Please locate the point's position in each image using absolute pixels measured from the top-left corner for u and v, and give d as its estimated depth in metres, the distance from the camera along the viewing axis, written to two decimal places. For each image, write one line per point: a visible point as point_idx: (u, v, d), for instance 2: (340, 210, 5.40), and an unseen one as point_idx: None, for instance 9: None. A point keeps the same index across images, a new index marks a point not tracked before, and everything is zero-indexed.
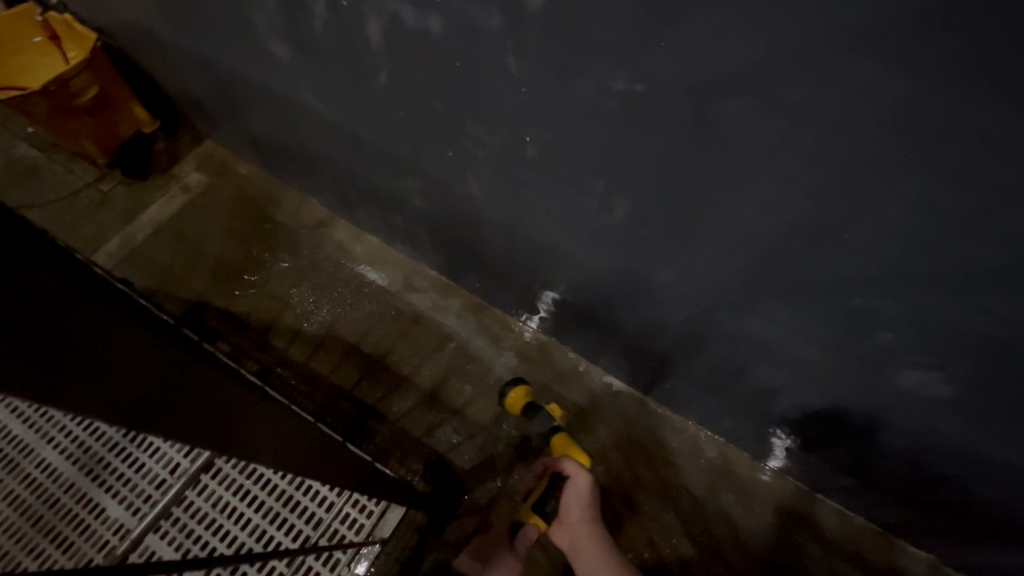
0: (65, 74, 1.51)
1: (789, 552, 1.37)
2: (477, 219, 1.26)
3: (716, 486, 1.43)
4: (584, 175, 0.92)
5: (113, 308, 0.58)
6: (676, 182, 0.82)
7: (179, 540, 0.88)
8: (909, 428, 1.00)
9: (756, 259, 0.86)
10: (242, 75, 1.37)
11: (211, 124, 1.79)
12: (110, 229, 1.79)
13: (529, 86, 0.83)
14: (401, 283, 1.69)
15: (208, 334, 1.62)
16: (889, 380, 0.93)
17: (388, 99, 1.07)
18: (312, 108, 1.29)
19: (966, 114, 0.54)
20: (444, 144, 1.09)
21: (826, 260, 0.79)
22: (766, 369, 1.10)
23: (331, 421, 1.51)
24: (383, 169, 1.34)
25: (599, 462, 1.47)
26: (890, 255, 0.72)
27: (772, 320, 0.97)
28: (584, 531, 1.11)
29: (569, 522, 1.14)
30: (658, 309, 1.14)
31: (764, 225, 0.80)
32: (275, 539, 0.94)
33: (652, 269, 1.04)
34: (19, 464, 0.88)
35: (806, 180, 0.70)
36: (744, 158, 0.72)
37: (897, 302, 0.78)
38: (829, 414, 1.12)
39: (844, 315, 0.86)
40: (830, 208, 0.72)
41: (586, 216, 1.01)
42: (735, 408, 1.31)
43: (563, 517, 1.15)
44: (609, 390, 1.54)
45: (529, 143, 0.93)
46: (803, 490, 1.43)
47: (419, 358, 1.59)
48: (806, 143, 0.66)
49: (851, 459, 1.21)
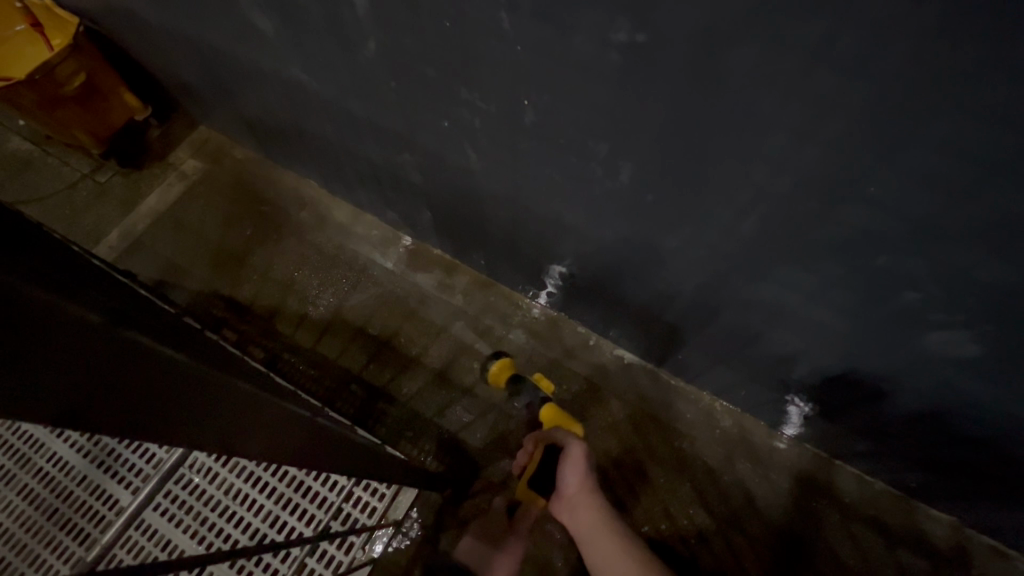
0: (48, 62, 1.47)
1: (807, 520, 1.36)
2: (478, 192, 1.22)
3: (731, 455, 1.42)
4: (586, 140, 0.87)
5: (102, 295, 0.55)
6: (683, 141, 0.77)
7: (195, 529, 0.90)
8: (933, 390, 0.97)
9: (771, 220, 0.81)
10: (228, 54, 1.32)
11: (203, 108, 1.75)
12: (109, 221, 1.78)
13: (523, 46, 0.77)
14: (405, 264, 1.66)
15: (212, 325, 1.61)
16: (911, 342, 0.89)
17: (377, 70, 1.02)
18: (302, 85, 1.25)
19: (1006, 47, 0.48)
20: (438, 114, 1.04)
21: (848, 218, 0.74)
22: (781, 335, 1.07)
23: (341, 405, 1.51)
24: (379, 146, 1.29)
25: (611, 436, 1.45)
26: (914, 211, 0.68)
27: (787, 285, 0.93)
28: (585, 503, 1.00)
29: (566, 495, 1.03)
30: (668, 278, 1.10)
31: (778, 184, 0.75)
32: (289, 525, 0.96)
33: (662, 237, 1.00)
34: (34, 460, 0.87)
35: (824, 133, 0.65)
36: (757, 112, 0.67)
37: (922, 260, 0.74)
38: (848, 380, 1.08)
39: (866, 276, 0.82)
40: (852, 162, 0.67)
41: (590, 183, 0.97)
42: (750, 376, 1.28)
43: (560, 490, 1.03)
44: (620, 363, 1.52)
45: (527, 107, 0.88)
46: (820, 456, 1.41)
47: (426, 339, 1.57)
48: (823, 91, 0.60)
49: (869, 424, 1.18)
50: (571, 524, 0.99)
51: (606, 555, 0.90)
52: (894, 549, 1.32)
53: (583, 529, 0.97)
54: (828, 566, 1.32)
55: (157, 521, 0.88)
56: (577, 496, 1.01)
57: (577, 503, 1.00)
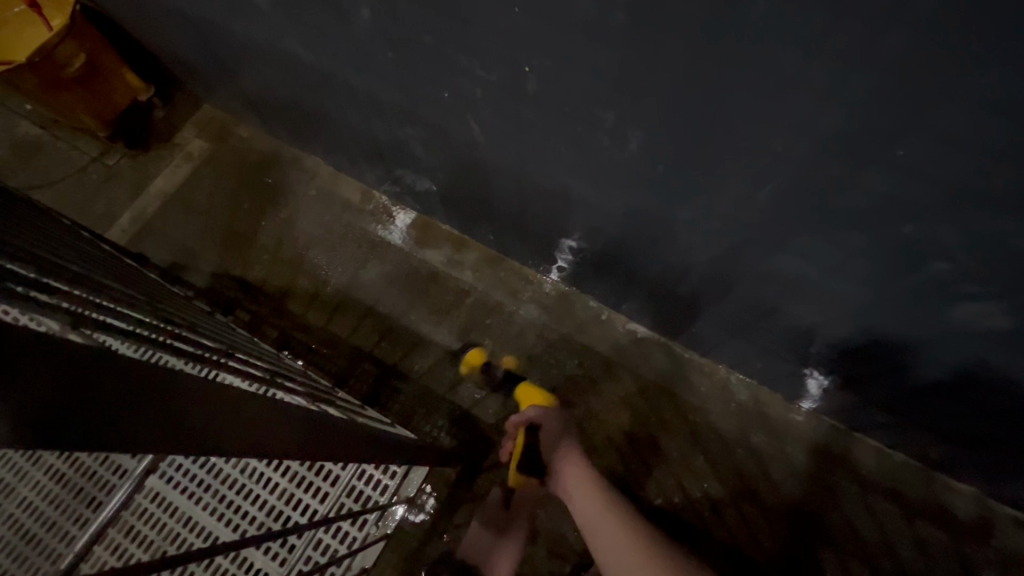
0: (48, 44, 1.45)
1: (824, 493, 1.34)
2: (483, 165, 1.18)
3: (747, 428, 1.40)
4: (592, 107, 0.83)
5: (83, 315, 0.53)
6: (695, 105, 0.72)
7: (215, 506, 0.98)
8: (960, 362, 0.93)
9: (790, 188, 0.77)
10: (224, 29, 1.28)
11: (205, 86, 1.72)
12: (120, 204, 1.79)
13: (521, 8, 0.73)
14: (413, 241, 1.64)
15: (225, 306, 1.63)
16: (937, 314, 0.85)
17: (373, 39, 0.98)
18: (300, 59, 1.21)
19: None
20: (438, 85, 1.01)
21: (876, 184, 0.69)
22: (799, 307, 1.03)
23: (354, 383, 1.53)
24: (380, 119, 1.26)
25: (624, 410, 1.44)
26: (944, 175, 0.63)
27: (805, 256, 0.89)
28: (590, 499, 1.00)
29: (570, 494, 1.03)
30: (681, 251, 1.07)
31: (800, 149, 0.70)
32: (304, 501, 1.01)
33: (673, 208, 0.95)
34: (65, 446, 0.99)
35: (848, 92, 0.60)
36: (777, 71, 0.61)
37: (952, 227, 0.69)
38: (870, 352, 1.05)
39: (893, 246, 0.77)
40: (882, 125, 0.61)
41: (598, 154, 0.93)
42: (766, 349, 1.25)
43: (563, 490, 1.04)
44: (633, 336, 1.50)
45: (529, 74, 0.84)
46: (839, 429, 1.38)
47: (436, 316, 1.56)
48: (849, 47, 0.55)
49: (890, 397, 1.15)
50: (574, 510, 1.00)
51: (611, 537, 0.91)
52: (913, 520, 1.30)
53: (586, 515, 0.98)
54: (843, 538, 1.31)
55: (175, 498, 0.98)
56: (578, 487, 1.03)
57: (578, 489, 1.02)
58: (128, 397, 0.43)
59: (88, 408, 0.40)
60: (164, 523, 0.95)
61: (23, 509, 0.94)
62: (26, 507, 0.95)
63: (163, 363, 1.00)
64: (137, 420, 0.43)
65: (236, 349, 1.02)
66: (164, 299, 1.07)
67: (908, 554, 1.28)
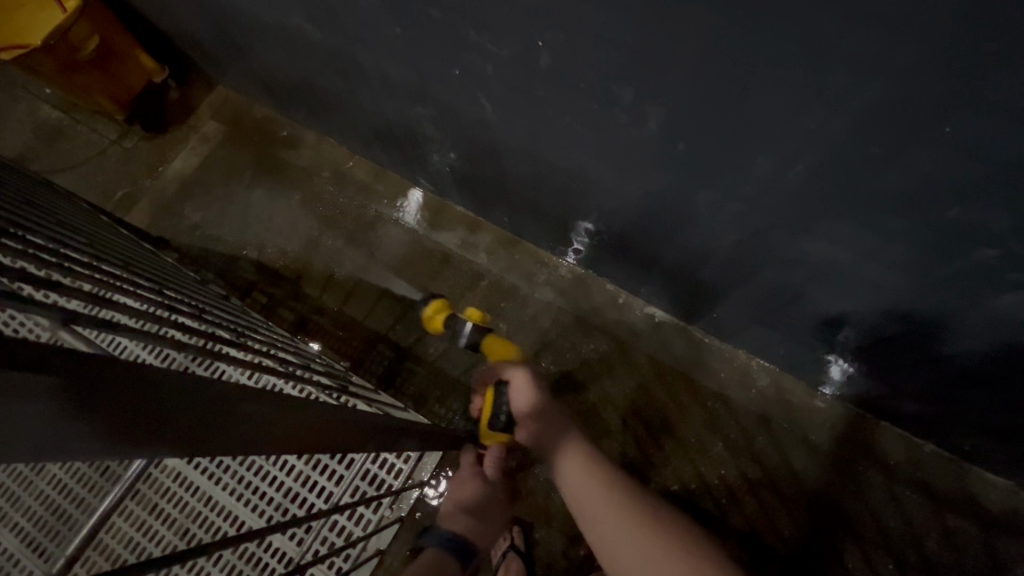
0: (63, 26, 1.44)
1: (848, 484, 1.31)
2: (497, 145, 1.15)
3: (767, 416, 1.37)
4: (608, 84, 0.78)
5: (96, 320, 0.52)
6: (720, 80, 0.67)
7: (233, 486, 1.00)
8: (1001, 354, 0.88)
9: (822, 169, 0.72)
10: (231, 7, 1.25)
11: (217, 67, 1.71)
12: (139, 187, 1.80)
13: None
14: (427, 223, 1.63)
15: (243, 290, 1.65)
16: (977, 303, 0.80)
17: (380, 15, 0.95)
18: (307, 35, 1.18)
19: None
20: (449, 62, 0.97)
21: (924, 165, 0.63)
22: (826, 294, 0.99)
23: (369, 365, 1.53)
24: (391, 98, 1.23)
25: (638, 396, 1.42)
26: (996, 155, 0.57)
27: (834, 242, 0.84)
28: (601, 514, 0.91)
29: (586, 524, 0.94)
30: (703, 235, 1.03)
31: (834, 126, 0.64)
32: (320, 484, 1.02)
33: (694, 190, 0.91)
34: None
35: (885, 71, 0.55)
36: (812, 40, 0.55)
37: (1000, 212, 0.64)
38: (901, 341, 1.00)
39: (935, 230, 0.71)
40: (927, 102, 0.56)
41: (613, 134, 0.89)
42: (790, 336, 1.20)
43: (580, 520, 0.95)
44: (651, 321, 1.46)
45: (542, 50, 0.79)
46: (866, 418, 1.34)
47: (452, 298, 1.55)
48: (896, 11, 0.49)
49: (920, 386, 1.10)
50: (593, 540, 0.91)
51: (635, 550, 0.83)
52: (942, 512, 1.26)
53: (601, 542, 0.89)
54: (867, 529, 1.28)
55: (197, 479, 1.00)
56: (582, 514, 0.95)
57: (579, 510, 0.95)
58: (142, 406, 0.44)
59: (107, 409, 0.41)
60: (186, 502, 0.98)
61: (51, 485, 0.96)
62: (54, 483, 0.96)
63: (220, 372, 1.06)
64: (154, 422, 0.45)
65: (277, 349, 1.05)
66: (203, 295, 1.11)
67: (934, 545, 1.25)
